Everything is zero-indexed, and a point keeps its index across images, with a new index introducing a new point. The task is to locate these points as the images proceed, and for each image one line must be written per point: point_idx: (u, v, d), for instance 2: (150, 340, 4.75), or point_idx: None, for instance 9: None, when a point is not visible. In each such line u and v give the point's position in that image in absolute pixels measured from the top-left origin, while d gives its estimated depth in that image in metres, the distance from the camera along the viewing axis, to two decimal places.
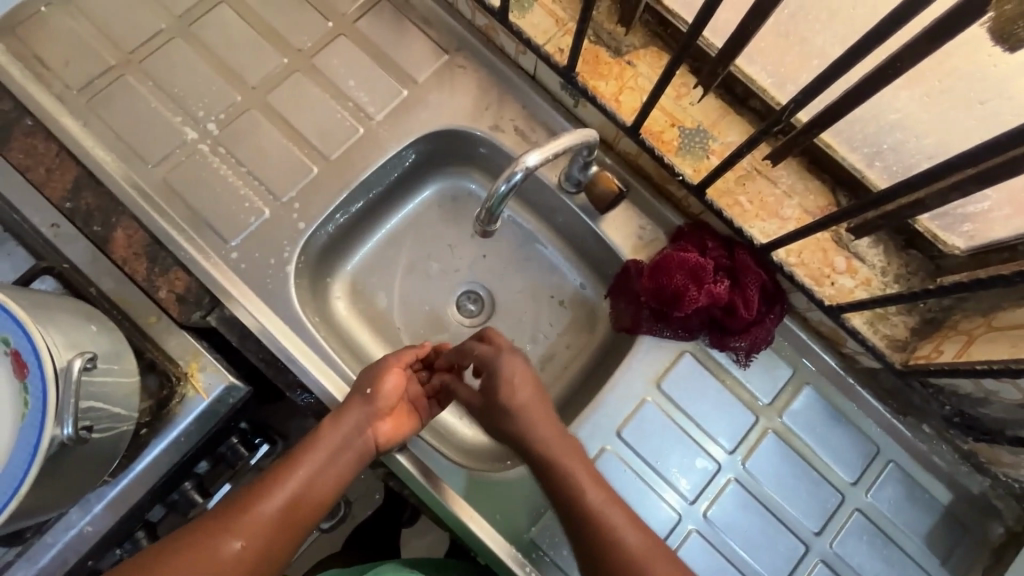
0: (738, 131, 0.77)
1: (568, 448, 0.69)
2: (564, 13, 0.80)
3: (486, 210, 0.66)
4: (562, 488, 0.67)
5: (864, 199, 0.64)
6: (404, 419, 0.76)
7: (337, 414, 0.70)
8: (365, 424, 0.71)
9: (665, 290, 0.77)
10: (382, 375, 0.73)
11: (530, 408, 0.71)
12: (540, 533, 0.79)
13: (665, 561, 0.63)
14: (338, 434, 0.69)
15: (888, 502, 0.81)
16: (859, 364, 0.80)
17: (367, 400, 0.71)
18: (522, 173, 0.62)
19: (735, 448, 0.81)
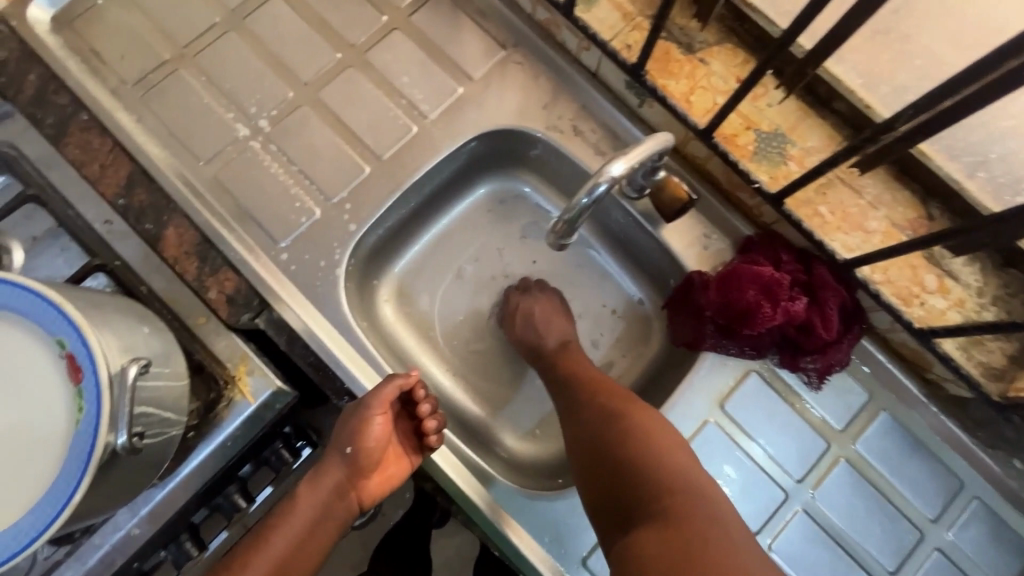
0: (821, 136, 0.71)
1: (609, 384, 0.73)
2: (633, 7, 0.75)
3: (563, 223, 0.63)
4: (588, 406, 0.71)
5: (986, 217, 0.58)
6: (391, 468, 0.75)
7: (314, 477, 0.69)
8: (345, 484, 0.70)
9: (735, 306, 0.72)
10: (361, 430, 0.70)
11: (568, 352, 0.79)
12: (593, 557, 0.75)
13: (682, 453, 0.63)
14: (318, 497, 0.68)
15: (972, 541, 0.74)
16: (945, 391, 0.74)
17: (346, 459, 0.70)
18: (606, 185, 0.58)
19: (803, 476, 0.75)
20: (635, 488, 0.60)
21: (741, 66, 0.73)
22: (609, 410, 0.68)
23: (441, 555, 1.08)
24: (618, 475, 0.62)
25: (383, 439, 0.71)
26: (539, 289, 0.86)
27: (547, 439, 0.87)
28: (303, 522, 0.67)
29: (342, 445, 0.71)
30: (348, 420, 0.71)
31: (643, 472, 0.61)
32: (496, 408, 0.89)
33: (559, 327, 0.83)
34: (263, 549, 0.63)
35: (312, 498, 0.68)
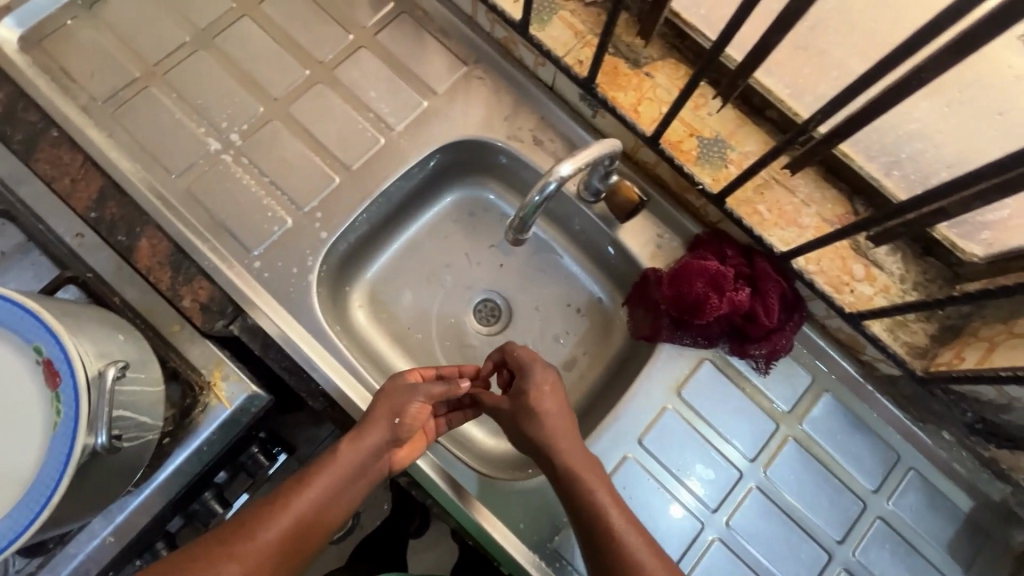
0: (756, 141, 0.78)
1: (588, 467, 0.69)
2: (583, 26, 0.82)
3: (518, 219, 0.68)
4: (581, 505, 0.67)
5: (893, 208, 0.64)
6: (415, 442, 0.76)
7: (356, 436, 0.69)
8: (383, 449, 0.70)
9: (686, 299, 0.78)
10: (411, 404, 0.71)
11: (557, 418, 0.72)
12: (564, 543, 0.78)
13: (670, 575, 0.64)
14: (358, 457, 0.68)
15: (909, 509, 0.81)
16: (878, 371, 0.80)
17: (391, 429, 0.70)
18: (555, 184, 0.63)
19: (755, 456, 0.81)
20: None
21: (679, 78, 0.80)
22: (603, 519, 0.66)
23: (419, 566, 1.11)
24: None
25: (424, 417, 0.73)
26: (532, 388, 0.73)
27: None
28: (341, 478, 0.67)
29: (390, 414, 0.71)
30: (399, 395, 0.71)
31: None
32: None
33: (562, 435, 0.71)
34: (295, 504, 0.64)
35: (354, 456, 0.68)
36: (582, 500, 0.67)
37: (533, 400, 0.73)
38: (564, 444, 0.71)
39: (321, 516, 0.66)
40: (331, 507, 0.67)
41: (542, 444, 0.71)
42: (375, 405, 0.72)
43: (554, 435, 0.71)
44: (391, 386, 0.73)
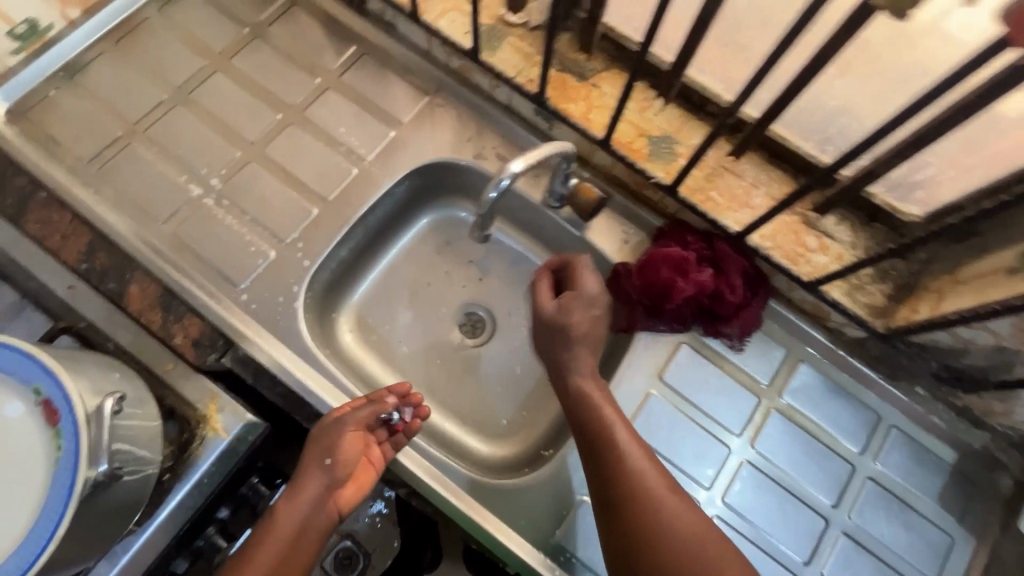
0: (701, 134, 0.84)
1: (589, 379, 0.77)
2: (530, 48, 0.89)
3: (478, 218, 0.72)
4: (582, 412, 0.74)
5: (828, 164, 0.69)
6: (363, 476, 0.77)
7: (294, 491, 0.72)
8: (323, 497, 0.73)
9: (654, 286, 0.82)
10: (336, 441, 0.74)
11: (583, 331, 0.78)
12: (565, 536, 0.79)
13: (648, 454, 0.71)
14: (298, 511, 0.71)
15: (897, 466, 0.83)
16: (847, 336, 0.84)
17: (325, 470, 0.73)
18: (507, 180, 0.68)
19: (742, 431, 0.83)
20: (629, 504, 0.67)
21: (617, 84, 0.86)
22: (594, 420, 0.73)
23: None
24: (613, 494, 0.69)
25: (358, 450, 0.75)
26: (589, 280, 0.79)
27: (512, 439, 0.93)
28: (287, 536, 0.70)
29: (320, 457, 0.74)
30: (325, 435, 0.74)
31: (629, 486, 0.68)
32: (464, 417, 0.94)
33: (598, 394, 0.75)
34: (252, 563, 0.67)
35: (294, 512, 0.70)
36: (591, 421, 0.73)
37: (574, 335, 0.77)
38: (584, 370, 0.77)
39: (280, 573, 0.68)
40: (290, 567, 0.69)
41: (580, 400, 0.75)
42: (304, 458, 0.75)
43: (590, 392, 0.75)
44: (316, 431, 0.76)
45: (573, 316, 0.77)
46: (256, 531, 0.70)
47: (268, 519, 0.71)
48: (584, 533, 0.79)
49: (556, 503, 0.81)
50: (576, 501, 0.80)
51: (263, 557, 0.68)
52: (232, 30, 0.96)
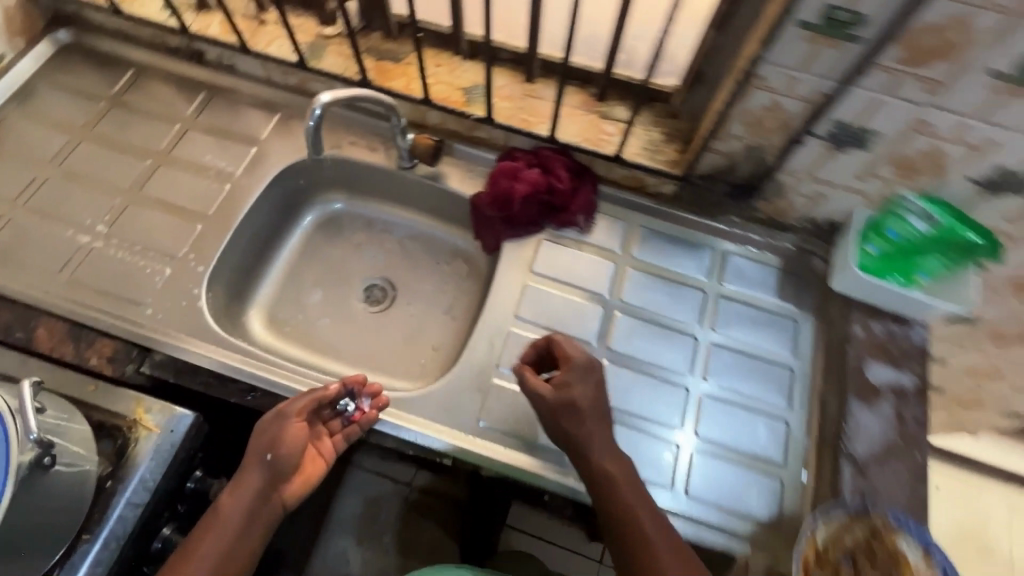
0: (502, 76, 1.04)
1: (608, 455, 0.77)
2: (349, 50, 1.07)
3: (308, 141, 0.92)
4: (602, 489, 0.75)
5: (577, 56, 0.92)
6: (311, 466, 0.83)
7: (237, 482, 0.76)
8: (265, 489, 0.77)
9: (499, 195, 0.98)
10: (280, 436, 0.77)
11: (590, 412, 0.78)
12: (487, 416, 0.87)
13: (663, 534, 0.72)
14: (241, 501, 0.75)
15: (738, 279, 0.99)
16: (666, 194, 1.03)
17: (266, 464, 0.77)
18: (317, 108, 0.86)
19: (609, 290, 0.97)
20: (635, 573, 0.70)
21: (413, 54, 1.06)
22: (617, 503, 0.74)
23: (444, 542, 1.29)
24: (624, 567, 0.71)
25: (301, 442, 0.79)
26: (572, 376, 0.80)
27: (431, 369, 1.03)
28: (232, 528, 0.73)
29: (263, 451, 0.77)
30: (272, 429, 0.78)
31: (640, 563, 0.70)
32: (385, 368, 1.04)
33: (616, 470, 0.76)
34: (192, 560, 0.70)
35: (236, 508, 0.74)
36: (610, 495, 0.74)
37: (583, 410, 0.78)
38: (600, 447, 0.77)
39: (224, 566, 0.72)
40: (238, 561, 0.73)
41: (597, 479, 0.75)
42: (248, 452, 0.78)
43: (608, 471, 0.75)
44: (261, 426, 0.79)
45: (574, 391, 0.79)
46: (199, 526, 0.73)
47: (213, 514, 0.74)
48: (503, 407, 0.88)
49: (474, 392, 0.89)
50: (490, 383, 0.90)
51: (206, 551, 0.71)
52: (88, 106, 1.09)
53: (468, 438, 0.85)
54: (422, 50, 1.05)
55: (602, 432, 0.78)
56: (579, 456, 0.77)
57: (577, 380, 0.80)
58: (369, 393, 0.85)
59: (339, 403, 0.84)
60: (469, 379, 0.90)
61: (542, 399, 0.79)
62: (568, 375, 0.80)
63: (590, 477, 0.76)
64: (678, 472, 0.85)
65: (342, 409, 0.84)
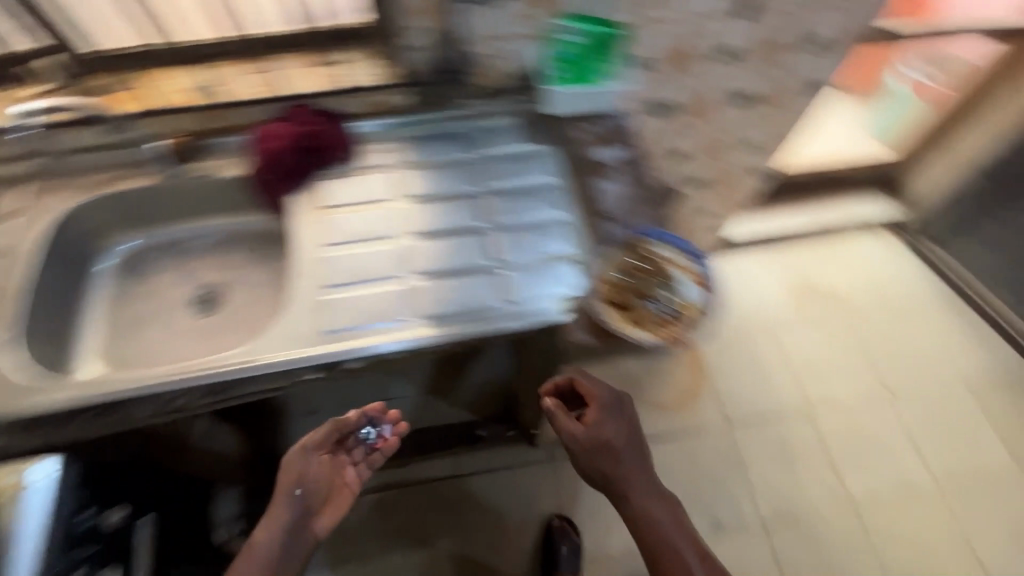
0: (224, 66, 1.16)
1: (632, 472, 1.25)
2: (66, 94, 1.10)
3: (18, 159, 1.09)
4: (623, 493, 1.25)
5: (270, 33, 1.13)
6: (338, 497, 1.20)
7: (271, 509, 1.09)
8: (298, 516, 1.11)
9: (265, 157, 1.12)
10: (304, 471, 1.14)
11: (621, 443, 1.24)
12: (325, 323, 0.99)
13: (662, 511, 1.25)
14: (281, 522, 1.08)
15: (488, 140, 1.20)
16: (404, 102, 1.20)
17: (292, 495, 1.10)
18: (12, 109, 1.05)
19: (391, 193, 1.14)
20: (641, 537, 1.24)
21: (126, 78, 1.13)
22: (633, 504, 1.24)
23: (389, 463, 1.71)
24: (638, 533, 1.25)
25: (325, 473, 1.18)
26: (600, 422, 1.23)
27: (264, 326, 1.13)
28: (262, 555, 1.04)
29: (291, 487, 1.11)
30: (304, 462, 1.14)
31: (645, 533, 1.24)
32: (232, 345, 1.10)
33: (639, 485, 1.25)
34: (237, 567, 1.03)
35: (270, 532, 1.06)
36: (631, 497, 1.25)
37: (613, 446, 1.23)
38: (630, 468, 1.24)
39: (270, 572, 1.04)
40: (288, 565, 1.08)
41: (626, 495, 1.24)
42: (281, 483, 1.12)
43: (633, 488, 1.24)
44: (291, 460, 1.14)
45: (602, 427, 1.22)
46: (241, 556, 1.05)
47: (248, 547, 1.06)
48: (339, 308, 1.01)
49: (309, 312, 1.00)
50: (320, 298, 1.02)
51: (251, 558, 1.04)
52: None
53: (315, 346, 0.96)
54: (144, 72, 1.13)
55: (630, 453, 1.25)
56: (616, 475, 1.24)
57: (603, 421, 1.24)
58: (389, 421, 1.25)
59: (360, 434, 1.24)
60: (305, 304, 1.01)
61: (579, 436, 1.22)
62: (601, 418, 1.23)
63: (615, 485, 1.25)
64: (496, 288, 1.03)
65: (365, 437, 1.25)
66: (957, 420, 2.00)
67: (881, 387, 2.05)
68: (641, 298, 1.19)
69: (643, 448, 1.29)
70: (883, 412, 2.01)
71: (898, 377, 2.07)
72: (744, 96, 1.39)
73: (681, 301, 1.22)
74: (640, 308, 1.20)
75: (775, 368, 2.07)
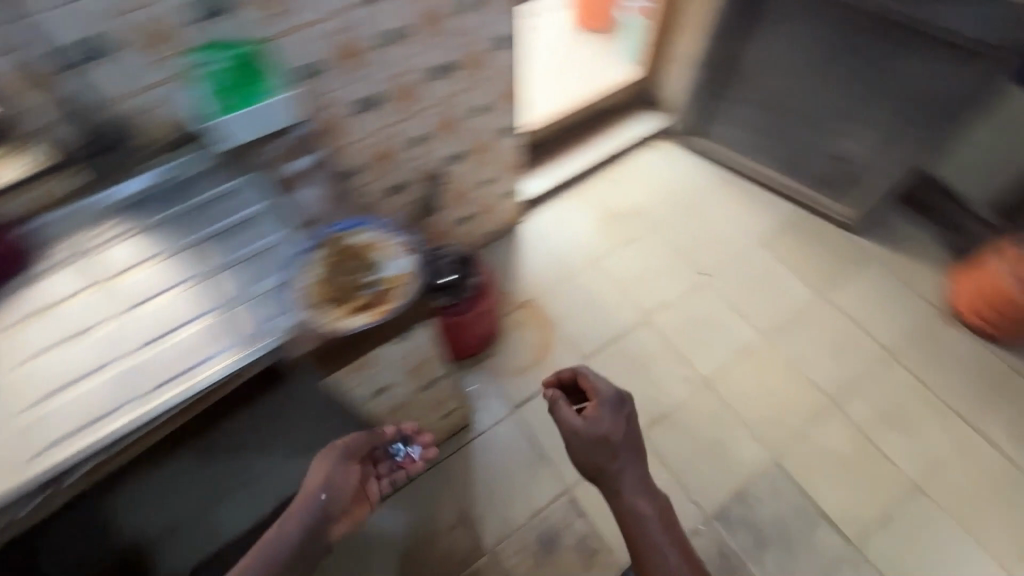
0: None
1: (634, 467, 1.29)
2: None
3: None
4: (620, 495, 1.28)
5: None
6: (358, 510, 1.37)
7: (292, 507, 1.18)
8: (319, 518, 1.20)
9: None
10: (332, 478, 1.24)
11: (621, 440, 1.29)
12: (35, 445, 0.87)
13: (664, 516, 1.28)
14: (302, 522, 1.17)
15: (189, 192, 1.16)
16: (79, 183, 1.12)
17: (318, 500, 1.20)
18: None
19: (91, 279, 1.05)
20: (630, 541, 1.26)
21: None
22: (626, 505, 1.27)
23: None
24: (630, 537, 1.26)
25: (350, 482, 1.29)
26: (602, 416, 1.31)
27: None
28: (279, 549, 1.14)
29: (316, 491, 1.20)
30: (347, 469, 1.28)
31: (637, 539, 1.25)
32: None
33: (637, 484, 1.28)
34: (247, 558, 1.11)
35: (286, 530, 1.15)
36: (625, 501, 1.27)
37: (612, 442, 1.28)
38: (631, 471, 1.29)
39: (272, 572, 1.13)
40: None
41: (621, 497, 1.27)
42: (307, 484, 1.21)
43: (628, 491, 1.27)
44: (321, 466, 1.22)
45: (601, 425, 1.29)
46: (253, 549, 1.13)
47: (262, 540, 1.14)
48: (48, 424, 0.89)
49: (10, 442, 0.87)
50: (23, 422, 0.89)
51: (261, 548, 1.13)
52: None
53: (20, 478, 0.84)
54: None
55: (625, 453, 1.29)
56: (612, 474, 1.28)
57: (609, 421, 1.29)
58: (421, 441, 1.50)
59: (391, 447, 1.47)
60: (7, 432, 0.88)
61: (578, 426, 1.29)
62: (592, 410, 1.31)
63: (614, 484, 1.28)
64: (227, 333, 0.98)
65: (394, 452, 1.49)
66: (762, 273, 2.25)
67: (698, 274, 2.26)
68: (346, 274, 1.15)
69: (642, 452, 1.33)
70: (699, 292, 2.22)
71: (708, 260, 2.29)
72: (445, 70, 1.47)
73: (388, 273, 1.18)
74: (346, 280, 1.14)
75: (607, 294, 2.21)
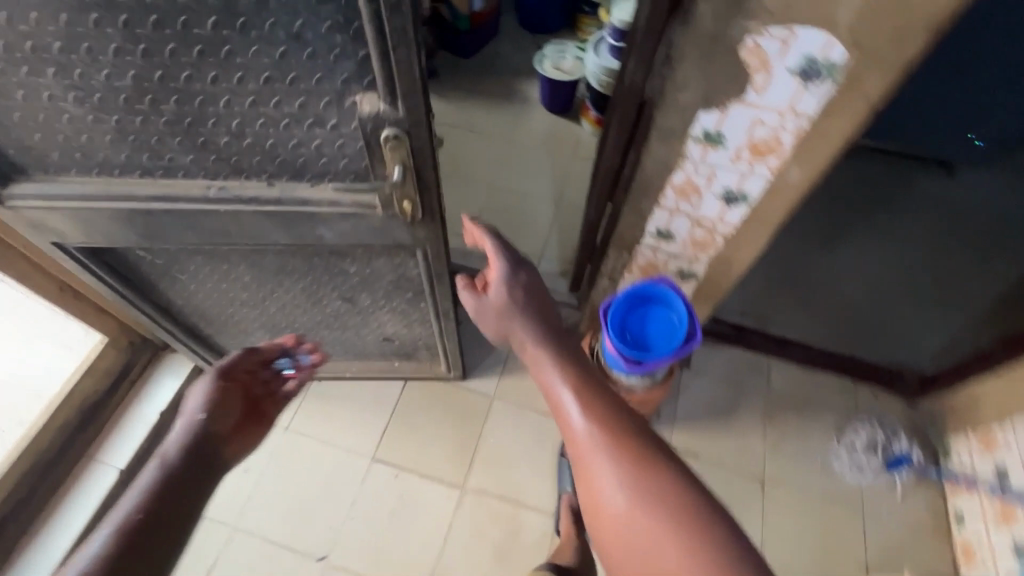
0: None
1: (522, 326, 1.04)
2: None
3: None
4: (529, 357, 1.02)
5: None
6: (259, 429, 1.25)
7: (173, 436, 1.08)
8: (205, 439, 1.09)
9: None
10: (208, 398, 1.17)
11: (525, 298, 1.08)
12: None
13: (587, 377, 0.96)
14: (184, 441, 1.07)
15: None
16: None
17: (197, 420, 1.12)
18: None
19: None
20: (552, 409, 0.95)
21: None
22: (536, 372, 1.00)
23: None
24: (553, 400, 0.95)
25: (238, 404, 1.23)
26: (493, 268, 1.11)
27: None
28: (156, 485, 0.96)
29: (194, 414, 1.13)
30: (227, 386, 1.24)
31: (558, 406, 0.94)
32: None
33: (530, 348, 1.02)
34: (117, 512, 0.91)
35: (173, 455, 1.03)
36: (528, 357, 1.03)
37: (522, 301, 1.08)
38: (526, 330, 1.04)
39: (156, 518, 0.92)
40: (177, 500, 0.97)
41: (529, 358, 1.02)
42: (190, 409, 1.15)
43: (531, 353, 1.02)
44: (199, 391, 1.19)
45: (500, 279, 1.09)
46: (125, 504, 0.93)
47: (123, 499, 0.95)
48: None
49: None
50: None
51: (133, 502, 0.93)
52: None
53: None
54: None
55: (532, 309, 1.07)
56: (514, 333, 1.06)
57: (514, 282, 1.09)
58: (306, 351, 1.46)
59: (280, 362, 1.42)
60: None
61: (472, 309, 1.14)
62: (507, 255, 1.11)
63: (519, 348, 1.05)
64: None
65: (283, 365, 1.43)
66: (382, 508, 1.81)
67: (315, 560, 1.73)
68: None
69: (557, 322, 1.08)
70: None
71: (319, 532, 1.77)
72: None
73: None
74: None
75: None
